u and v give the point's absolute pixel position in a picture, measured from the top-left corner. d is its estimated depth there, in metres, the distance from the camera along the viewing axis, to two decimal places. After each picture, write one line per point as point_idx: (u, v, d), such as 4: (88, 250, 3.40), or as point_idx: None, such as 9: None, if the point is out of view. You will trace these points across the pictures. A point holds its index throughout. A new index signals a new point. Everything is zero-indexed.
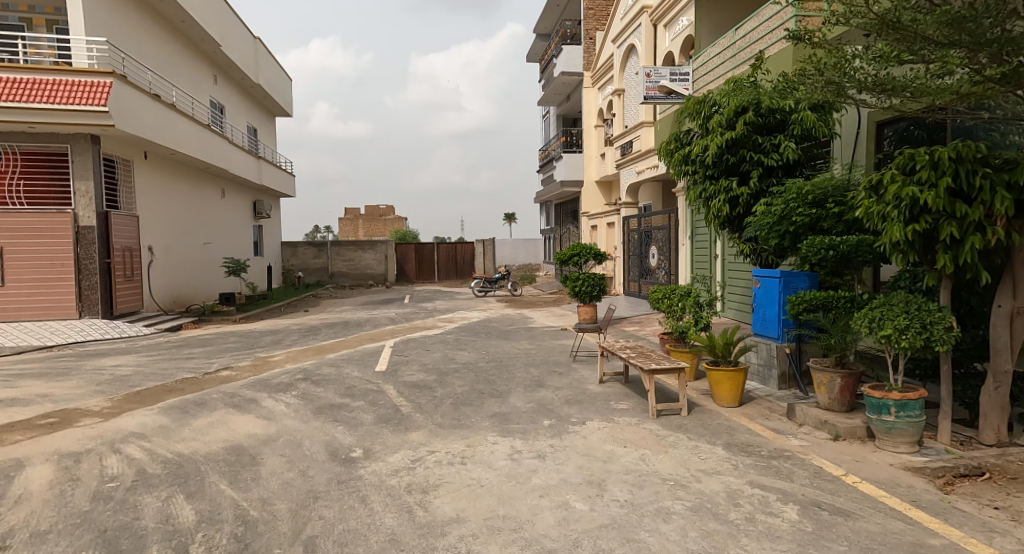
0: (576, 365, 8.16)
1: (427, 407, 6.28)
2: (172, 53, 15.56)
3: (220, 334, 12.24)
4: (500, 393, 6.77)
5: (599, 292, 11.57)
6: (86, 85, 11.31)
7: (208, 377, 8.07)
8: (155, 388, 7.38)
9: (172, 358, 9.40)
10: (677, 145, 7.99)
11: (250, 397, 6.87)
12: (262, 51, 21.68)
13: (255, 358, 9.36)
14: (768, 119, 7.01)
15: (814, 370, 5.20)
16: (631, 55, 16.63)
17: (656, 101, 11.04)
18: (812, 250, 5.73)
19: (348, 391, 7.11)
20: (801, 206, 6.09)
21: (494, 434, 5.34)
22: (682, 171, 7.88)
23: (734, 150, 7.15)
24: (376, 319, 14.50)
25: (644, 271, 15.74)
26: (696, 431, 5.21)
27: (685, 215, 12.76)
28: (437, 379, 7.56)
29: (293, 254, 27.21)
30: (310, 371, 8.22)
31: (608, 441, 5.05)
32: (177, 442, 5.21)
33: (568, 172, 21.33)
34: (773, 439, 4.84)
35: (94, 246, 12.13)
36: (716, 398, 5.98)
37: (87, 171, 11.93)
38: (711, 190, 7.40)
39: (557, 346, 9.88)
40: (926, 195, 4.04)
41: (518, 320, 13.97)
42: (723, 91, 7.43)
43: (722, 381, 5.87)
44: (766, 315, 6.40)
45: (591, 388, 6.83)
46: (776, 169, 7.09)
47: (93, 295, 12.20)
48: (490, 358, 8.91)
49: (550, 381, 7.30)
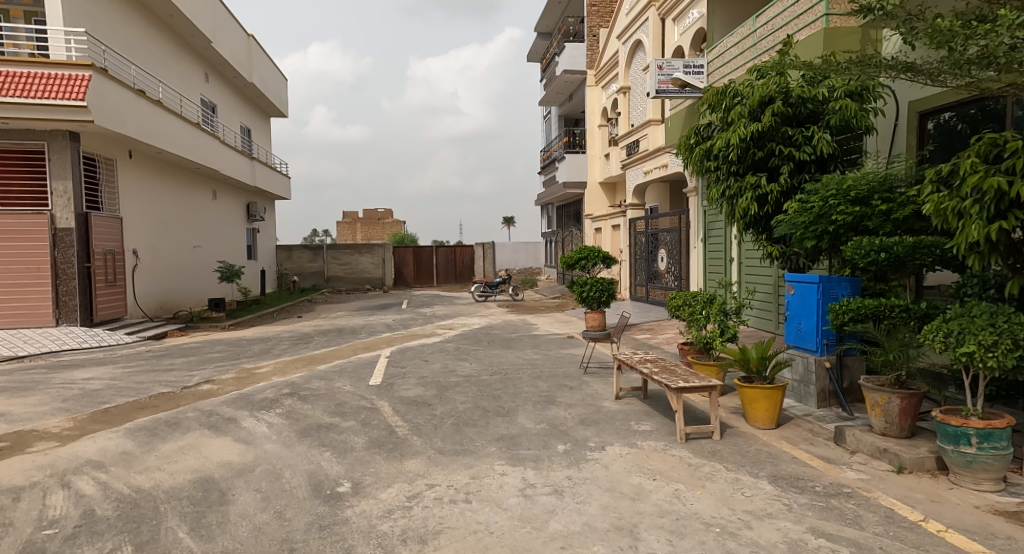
0: (588, 378, 7.50)
1: (426, 429, 5.62)
2: (160, 48, 14.95)
3: (205, 343, 11.55)
4: (506, 411, 6.10)
5: (607, 298, 10.92)
6: (62, 78, 10.65)
7: (186, 392, 7.39)
8: (126, 405, 6.70)
9: (150, 370, 8.69)
10: (695, 139, 7.31)
11: (229, 416, 6.19)
12: (256, 50, 21.08)
13: (240, 370, 8.67)
14: (799, 109, 6.36)
15: (868, 389, 4.54)
16: (638, 52, 16.05)
17: (669, 95, 10.36)
18: (860, 253, 5.10)
19: (338, 409, 6.44)
20: (842, 204, 5.45)
21: (503, 463, 4.67)
22: (702, 168, 7.21)
23: (761, 144, 6.51)
24: (372, 326, 13.79)
25: (652, 275, 15.13)
26: (733, 459, 4.54)
27: (697, 217, 12.20)
28: (437, 395, 6.89)
29: (288, 258, 26.40)
30: (298, 385, 7.55)
31: (633, 473, 4.38)
32: (138, 474, 4.54)
33: (570, 173, 20.68)
34: (826, 471, 4.18)
35: (72, 249, 11.46)
36: (748, 418, 5.33)
37: (65, 171, 11.28)
38: (736, 187, 6.74)
39: (565, 356, 9.22)
40: (1017, 187, 3.42)
41: (522, 327, 13.29)
42: (747, 79, 6.78)
43: (757, 399, 5.22)
44: (802, 326, 5.75)
45: (608, 406, 6.16)
46: (808, 164, 6.43)
47: (71, 302, 11.51)
48: (494, 369, 8.23)
49: (561, 396, 6.64)
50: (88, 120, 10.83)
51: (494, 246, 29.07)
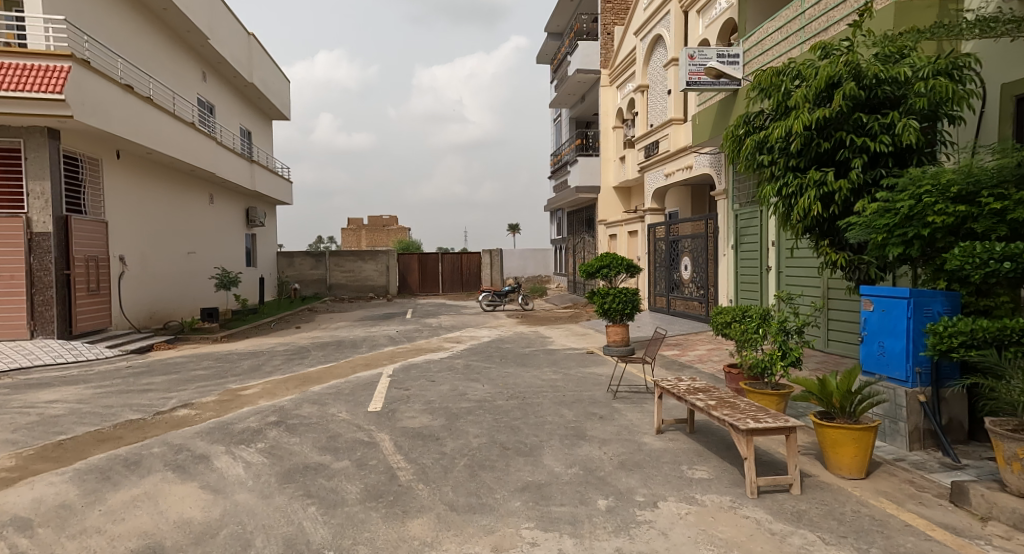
0: (619, 405, 6.51)
1: (434, 474, 4.65)
2: (152, 43, 14.13)
3: (192, 358, 10.62)
4: (529, 449, 5.12)
5: (632, 310, 9.95)
6: (39, 70, 9.82)
7: (158, 419, 6.45)
8: (84, 437, 5.77)
9: (125, 391, 7.75)
10: (745, 129, 6.40)
11: (201, 453, 5.24)
12: (257, 49, 20.30)
13: (223, 391, 7.71)
14: (873, 92, 5.46)
15: (1000, 436, 3.57)
16: (657, 47, 15.12)
17: (702, 87, 9.43)
18: (972, 261, 4.24)
19: (330, 444, 5.47)
20: (939, 202, 4.51)
21: (531, 527, 3.69)
22: (753, 162, 6.27)
23: (826, 133, 5.62)
24: (373, 339, 12.79)
25: (673, 284, 14.12)
26: (827, 526, 3.53)
27: (727, 222, 11.36)
28: (446, 426, 5.91)
29: (290, 265, 25.58)
30: (287, 411, 6.59)
31: (701, 545, 3.39)
32: (69, 541, 3.60)
33: (583, 177, 19.69)
34: (961, 550, 3.19)
35: (49, 255, 10.61)
36: (829, 463, 4.30)
37: (43, 170, 10.45)
38: (795, 184, 5.77)
39: (589, 376, 8.23)
40: None
41: (536, 340, 12.31)
42: (810, 59, 5.92)
43: (841, 442, 4.18)
44: (885, 348, 4.78)
45: (649, 444, 5.16)
46: (884, 157, 5.48)
47: (47, 313, 10.64)
48: (510, 393, 7.24)
49: (591, 429, 5.66)
50: (67, 115, 9.98)
51: (501, 252, 28.20)
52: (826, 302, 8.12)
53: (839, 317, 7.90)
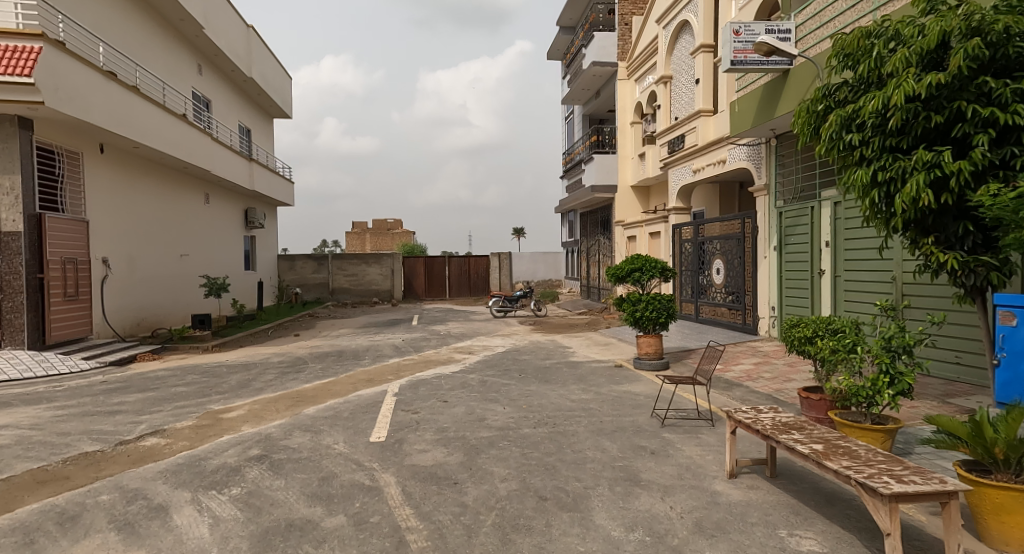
0: (671, 436, 5.41)
1: (454, 538, 3.57)
2: (141, 29, 13.15)
3: (177, 371, 9.53)
4: (575, 501, 4.02)
5: (667, 319, 8.86)
6: (5, 51, 8.83)
7: (120, 451, 5.39)
8: (23, 477, 4.71)
9: (88, 414, 6.67)
10: (824, 106, 5.27)
11: (161, 503, 4.17)
12: (256, 41, 19.31)
13: (203, 415, 6.62)
14: (1001, 52, 4.30)
15: None
16: (683, 35, 14.03)
17: (748, 65, 8.34)
18: None
19: (321, 490, 4.38)
20: None
21: None
22: (835, 145, 5.15)
23: (936, 105, 4.49)
24: (378, 349, 11.70)
25: (701, 290, 13.01)
26: None
27: (771, 220, 10.29)
28: (465, 464, 4.81)
29: (291, 268, 24.58)
30: (274, 442, 5.50)
31: None
32: None
33: (599, 175, 18.46)
34: None
35: (19, 257, 9.62)
36: (986, 535, 3.17)
37: (14, 163, 9.47)
38: (895, 168, 4.64)
39: (626, 396, 7.13)
40: None
41: (556, 351, 11.23)
42: (909, 16, 4.79)
43: (1011, 509, 3.05)
44: None
45: (726, 495, 4.05)
46: (1014, 131, 4.33)
47: (16, 321, 9.63)
48: (537, 419, 6.13)
49: (646, 472, 4.55)
50: (38, 102, 8.97)
51: (510, 256, 27.10)
52: (937, 313, 6.86)
53: (956, 333, 6.59)
